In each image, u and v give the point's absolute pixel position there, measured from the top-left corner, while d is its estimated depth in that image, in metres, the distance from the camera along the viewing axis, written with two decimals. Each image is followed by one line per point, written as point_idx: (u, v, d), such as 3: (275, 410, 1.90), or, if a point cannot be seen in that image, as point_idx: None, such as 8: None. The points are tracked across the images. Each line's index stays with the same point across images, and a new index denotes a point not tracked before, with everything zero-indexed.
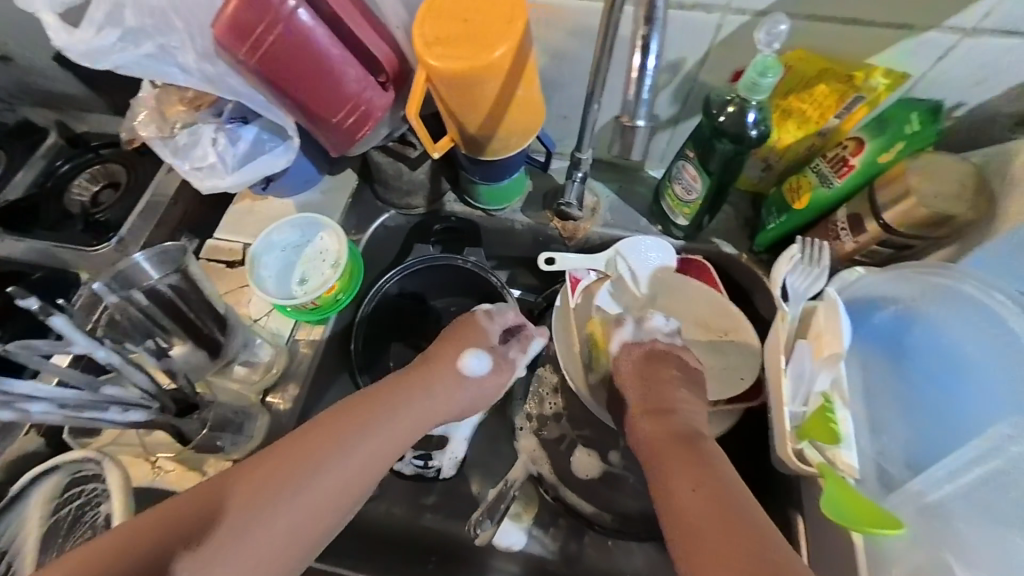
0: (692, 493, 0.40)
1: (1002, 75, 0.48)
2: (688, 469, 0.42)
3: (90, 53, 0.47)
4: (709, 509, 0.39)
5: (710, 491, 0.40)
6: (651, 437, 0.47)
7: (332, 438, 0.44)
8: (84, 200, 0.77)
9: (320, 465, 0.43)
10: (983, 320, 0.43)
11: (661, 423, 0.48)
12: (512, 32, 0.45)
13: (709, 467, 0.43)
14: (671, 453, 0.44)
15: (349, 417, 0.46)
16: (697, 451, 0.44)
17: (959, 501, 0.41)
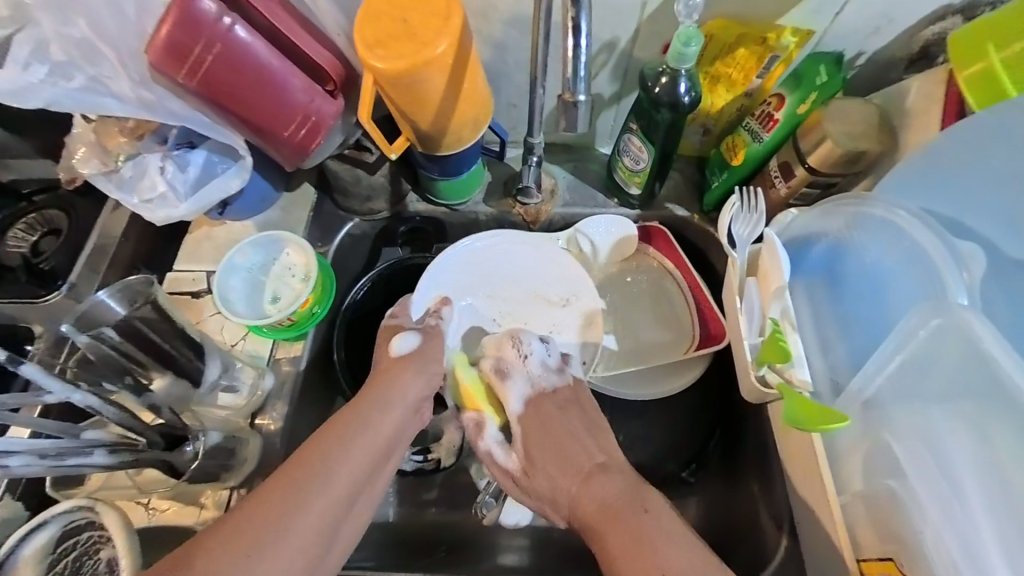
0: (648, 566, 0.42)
1: (890, 25, 0.54)
2: (636, 533, 0.45)
3: (18, 92, 0.46)
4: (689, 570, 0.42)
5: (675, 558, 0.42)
6: (603, 498, 0.49)
7: (312, 456, 0.44)
8: (21, 250, 0.71)
9: (310, 482, 0.43)
10: (893, 236, 0.47)
11: (602, 481, 0.50)
12: (450, 27, 0.46)
13: (658, 529, 0.45)
14: (614, 523, 0.46)
15: (325, 434, 0.46)
16: (636, 512, 0.46)
17: (891, 393, 0.42)
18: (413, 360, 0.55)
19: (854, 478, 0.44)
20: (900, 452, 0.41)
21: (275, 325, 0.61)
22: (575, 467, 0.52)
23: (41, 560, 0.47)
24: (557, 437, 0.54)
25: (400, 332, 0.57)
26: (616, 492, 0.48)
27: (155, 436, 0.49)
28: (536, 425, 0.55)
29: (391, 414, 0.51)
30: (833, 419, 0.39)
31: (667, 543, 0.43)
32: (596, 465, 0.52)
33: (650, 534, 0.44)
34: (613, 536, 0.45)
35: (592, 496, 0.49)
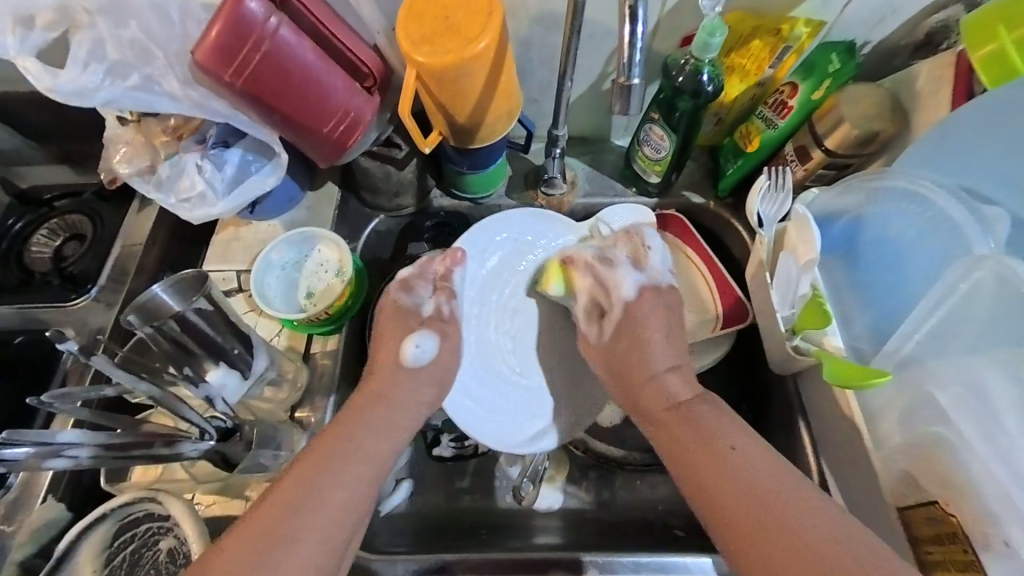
0: (741, 488, 0.43)
1: (893, 15, 0.58)
2: (729, 475, 0.44)
3: (79, 92, 0.48)
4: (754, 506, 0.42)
5: (746, 448, 0.46)
6: (673, 396, 0.51)
7: (297, 488, 0.44)
8: (47, 255, 0.71)
9: (296, 517, 0.43)
10: (917, 207, 0.50)
11: (679, 381, 0.52)
12: (493, 24, 0.48)
13: (738, 434, 0.47)
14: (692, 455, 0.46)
15: (305, 465, 0.46)
16: (717, 455, 0.46)
17: (924, 350, 0.46)
18: (429, 366, 0.56)
19: (892, 433, 0.48)
20: (944, 401, 0.44)
21: (310, 320, 0.61)
22: (641, 369, 0.53)
23: (99, 554, 0.47)
24: (651, 340, 0.54)
25: (413, 336, 0.55)
26: (686, 395, 0.51)
27: (210, 428, 0.50)
28: (646, 310, 0.55)
29: (381, 432, 0.50)
30: (870, 376, 0.43)
31: (739, 438, 0.46)
32: (665, 369, 0.53)
33: (725, 432, 0.47)
34: (708, 479, 0.45)
35: (658, 388, 0.52)
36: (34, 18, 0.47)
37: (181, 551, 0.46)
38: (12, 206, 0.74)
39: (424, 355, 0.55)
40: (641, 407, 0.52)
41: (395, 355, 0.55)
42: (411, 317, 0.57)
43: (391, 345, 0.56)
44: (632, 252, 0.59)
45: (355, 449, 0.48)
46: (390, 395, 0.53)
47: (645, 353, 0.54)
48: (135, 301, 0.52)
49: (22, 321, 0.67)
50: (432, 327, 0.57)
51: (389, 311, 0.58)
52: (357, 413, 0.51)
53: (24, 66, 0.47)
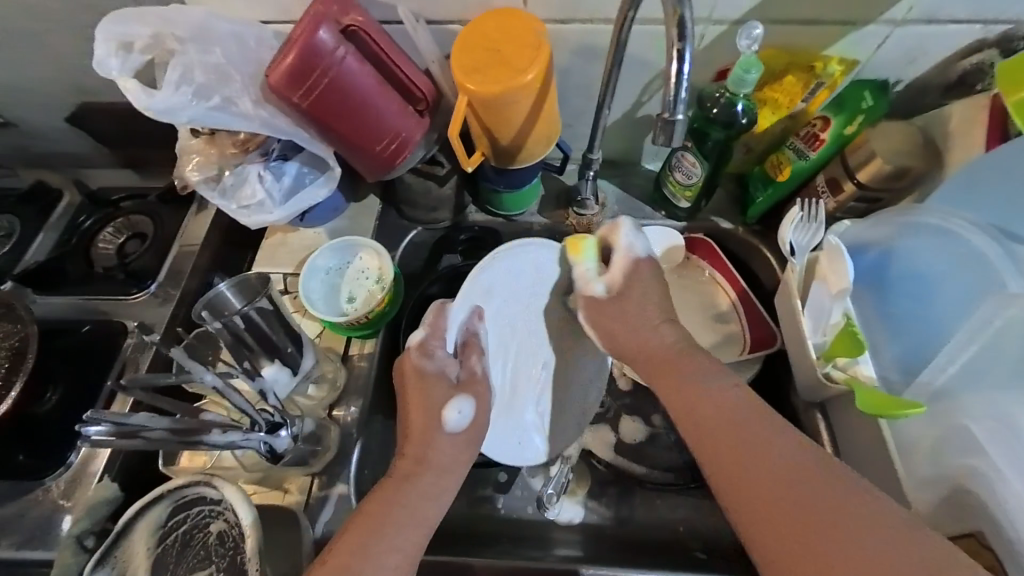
0: (708, 406, 0.49)
1: (925, 54, 0.60)
2: (692, 395, 0.50)
3: (166, 109, 0.53)
4: (731, 417, 0.47)
5: (734, 403, 0.48)
6: (675, 341, 0.56)
7: (366, 530, 0.47)
8: (111, 252, 0.77)
9: (367, 553, 0.45)
10: (947, 243, 0.52)
11: (672, 331, 0.57)
12: (541, 57, 0.52)
13: (712, 379, 0.50)
14: (666, 373, 0.53)
15: (360, 527, 0.47)
16: (686, 368, 0.53)
17: (959, 383, 0.47)
18: (468, 431, 0.58)
19: (921, 464, 0.48)
20: (978, 433, 0.45)
21: (350, 323, 0.64)
22: (646, 325, 0.58)
23: (153, 532, 0.50)
24: (629, 298, 0.59)
25: (453, 403, 0.58)
26: (673, 345, 0.55)
27: (261, 420, 0.53)
28: (638, 275, 0.60)
29: (428, 496, 0.51)
30: (904, 407, 0.45)
31: (721, 390, 0.49)
32: (662, 320, 0.57)
33: (711, 397, 0.49)
34: (669, 384, 0.52)
35: (649, 338, 0.57)
36: (133, 44, 0.53)
37: (230, 534, 0.49)
38: (84, 205, 0.81)
39: (461, 421, 0.58)
40: (642, 353, 0.57)
41: (433, 420, 0.57)
42: (441, 382, 0.59)
43: (425, 415, 0.57)
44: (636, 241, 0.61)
45: (409, 507, 0.49)
46: (429, 459, 0.54)
47: (626, 303, 0.59)
48: (205, 297, 0.60)
49: (84, 312, 0.72)
50: (465, 388, 0.60)
51: (414, 382, 0.59)
52: (399, 479, 0.52)
53: (120, 84, 0.52)
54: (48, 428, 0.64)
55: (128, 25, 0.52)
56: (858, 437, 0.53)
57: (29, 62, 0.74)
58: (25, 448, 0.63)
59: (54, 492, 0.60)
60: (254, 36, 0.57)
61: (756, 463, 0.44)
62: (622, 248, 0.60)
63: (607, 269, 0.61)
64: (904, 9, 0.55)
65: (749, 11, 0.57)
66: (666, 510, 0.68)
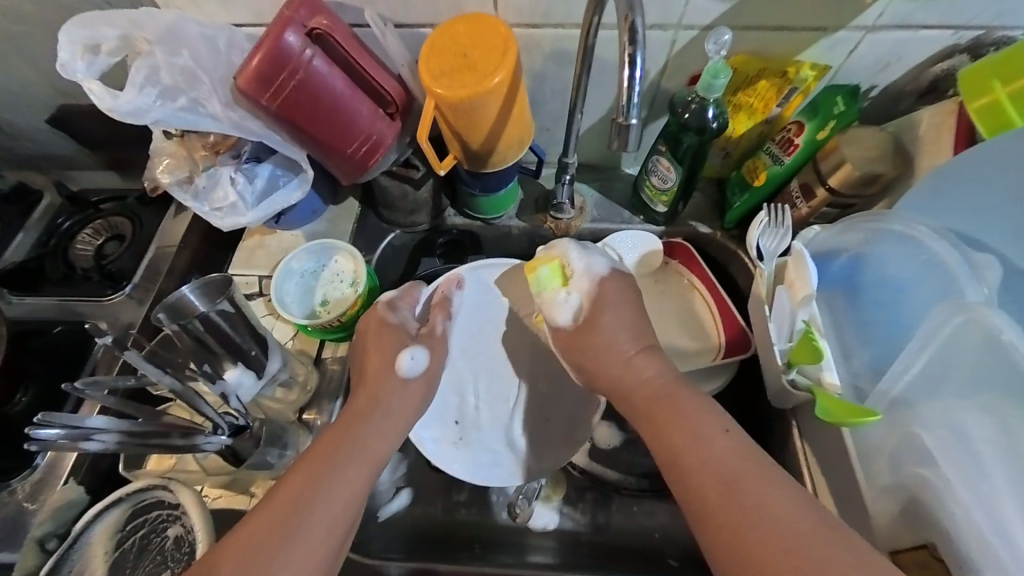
0: (700, 453, 0.45)
1: (898, 61, 0.59)
2: (686, 439, 0.47)
3: (134, 111, 0.53)
4: (727, 465, 0.44)
5: (726, 449, 0.45)
6: (657, 375, 0.53)
7: (324, 464, 0.48)
8: (89, 253, 0.77)
9: (296, 519, 0.44)
10: (911, 250, 0.51)
11: (652, 364, 0.54)
12: (507, 61, 0.52)
13: (706, 420, 0.48)
14: (659, 413, 0.50)
15: (316, 464, 0.47)
16: (677, 409, 0.49)
17: (916, 392, 0.46)
18: (422, 378, 0.58)
19: (887, 474, 0.48)
20: (929, 442, 0.44)
21: (324, 326, 0.64)
22: (616, 354, 0.55)
23: (112, 536, 0.50)
24: (610, 325, 0.55)
25: (407, 349, 0.58)
26: (663, 382, 0.52)
27: (222, 423, 0.53)
28: (609, 291, 0.57)
29: (384, 430, 0.53)
30: (864, 414, 0.44)
31: (715, 434, 0.46)
32: (638, 349, 0.55)
33: (703, 442, 0.46)
34: (661, 423, 0.49)
35: (633, 372, 0.53)
36: (100, 46, 0.53)
37: (186, 540, 0.48)
38: (64, 206, 0.81)
39: (416, 367, 0.58)
40: (624, 392, 0.54)
41: (387, 365, 0.57)
42: (402, 332, 0.60)
43: (382, 359, 0.57)
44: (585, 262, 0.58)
45: (358, 446, 0.50)
46: (381, 399, 0.54)
47: (599, 322, 0.55)
48: (165, 300, 0.58)
49: (59, 313, 0.72)
50: (422, 341, 0.60)
51: (374, 327, 0.59)
52: (350, 424, 0.52)
53: (86, 87, 0.52)
54: (17, 429, 0.64)
55: (94, 28, 0.52)
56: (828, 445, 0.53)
57: (8, 64, 0.74)
58: None
59: (21, 494, 0.60)
60: (224, 39, 0.57)
61: (755, 532, 0.40)
62: (579, 270, 0.57)
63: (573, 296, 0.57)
64: (875, 15, 0.55)
65: (718, 16, 0.57)
66: (641, 518, 0.67)
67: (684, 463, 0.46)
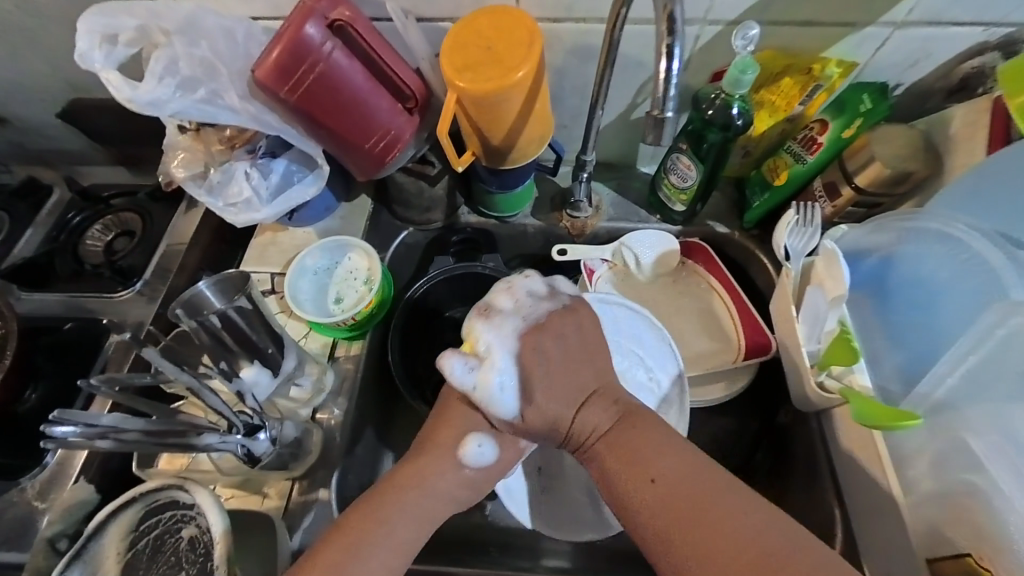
0: (650, 491, 0.43)
1: (926, 59, 0.58)
2: (638, 475, 0.44)
3: (153, 102, 0.52)
4: (667, 503, 0.42)
5: (667, 480, 0.43)
6: (600, 426, 0.48)
7: (341, 553, 0.43)
8: (99, 249, 0.76)
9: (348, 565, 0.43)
10: (951, 249, 0.50)
11: (596, 414, 0.49)
12: (532, 55, 0.51)
13: (655, 458, 0.45)
14: (609, 455, 0.47)
15: (337, 547, 0.44)
16: (625, 447, 0.46)
17: (959, 395, 0.45)
18: (477, 475, 0.50)
19: (920, 478, 0.47)
20: (978, 447, 0.43)
21: (338, 325, 0.63)
22: (557, 426, 0.50)
23: (124, 536, 0.48)
24: (550, 379, 0.50)
25: (475, 438, 0.50)
26: (609, 423, 0.48)
27: (238, 422, 0.52)
28: (540, 366, 0.50)
29: (414, 522, 0.46)
30: (902, 418, 0.44)
31: (665, 463, 0.44)
32: (574, 407, 0.50)
33: (652, 467, 0.44)
34: (613, 463, 0.46)
35: (578, 427, 0.49)
36: (119, 36, 0.52)
37: (202, 541, 0.47)
38: (73, 201, 0.80)
39: (481, 458, 0.51)
40: (573, 443, 0.50)
41: (452, 450, 0.50)
42: (481, 416, 0.52)
43: (451, 434, 0.51)
44: (484, 344, 0.50)
45: (387, 536, 0.45)
46: (427, 482, 0.48)
47: (542, 409, 0.49)
48: (183, 296, 0.58)
49: (69, 309, 0.71)
50: (500, 434, 0.52)
51: (456, 399, 0.53)
52: (409, 466, 0.49)
53: (104, 77, 0.51)
54: (26, 426, 0.63)
55: (112, 17, 0.51)
56: (855, 448, 0.52)
57: (18, 56, 0.73)
58: (1, 447, 0.62)
59: (30, 492, 0.59)
60: (242, 31, 0.57)
61: (728, 543, 0.39)
62: (485, 341, 0.51)
63: (477, 373, 0.49)
64: (905, 11, 0.54)
65: (745, 12, 0.56)
66: None
67: (637, 504, 0.44)
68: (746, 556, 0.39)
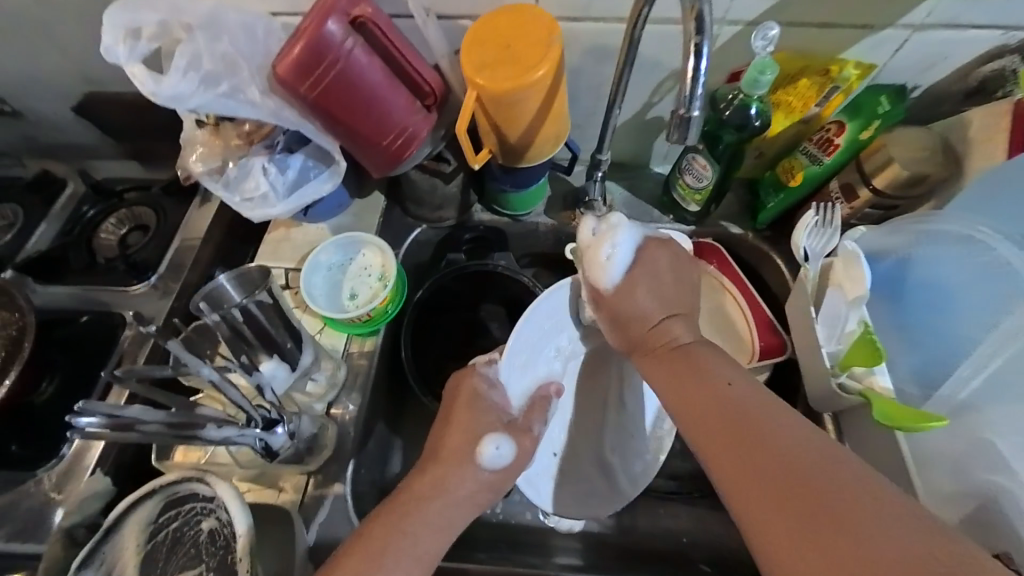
0: (716, 397, 0.43)
1: (944, 62, 0.58)
2: (708, 394, 0.44)
3: (174, 97, 0.52)
4: (736, 411, 0.42)
5: (744, 387, 0.43)
6: (682, 338, 0.49)
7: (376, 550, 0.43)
8: (113, 243, 0.76)
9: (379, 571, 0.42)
10: (970, 251, 0.50)
11: (681, 326, 0.50)
12: (553, 53, 0.51)
13: (727, 368, 0.45)
14: (675, 369, 0.47)
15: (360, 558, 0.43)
16: (690, 364, 0.47)
17: (984, 394, 0.47)
18: (500, 474, 0.52)
19: (938, 479, 0.47)
20: (1004, 448, 0.44)
21: (353, 320, 0.63)
22: (641, 322, 0.51)
23: (144, 528, 0.49)
24: (661, 276, 0.52)
25: (491, 439, 0.52)
26: (690, 337, 0.49)
27: (256, 416, 0.52)
28: (653, 259, 0.53)
29: (436, 531, 0.46)
30: (927, 420, 0.43)
31: (733, 373, 0.45)
32: (664, 316, 0.51)
33: (723, 381, 0.44)
34: (682, 377, 0.46)
35: (660, 334, 0.50)
36: (140, 31, 0.52)
37: (221, 534, 0.48)
38: (87, 195, 0.80)
39: (500, 458, 0.52)
40: (644, 354, 0.51)
41: (468, 450, 0.51)
42: (492, 414, 0.54)
43: (464, 439, 0.51)
44: (600, 232, 0.53)
45: (410, 546, 0.44)
46: (446, 488, 0.49)
47: (634, 295, 0.51)
48: (204, 289, 0.59)
49: (83, 302, 0.71)
50: (511, 431, 0.54)
51: (464, 400, 0.53)
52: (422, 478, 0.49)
53: (127, 71, 0.51)
54: (43, 418, 0.64)
55: (135, 11, 0.51)
56: (870, 449, 0.52)
57: (34, 49, 0.73)
58: (17, 439, 0.62)
59: (46, 483, 0.59)
60: (262, 28, 0.57)
61: (789, 468, 0.37)
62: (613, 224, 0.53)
63: (590, 250, 0.54)
64: (924, 14, 0.54)
65: (765, 12, 0.56)
66: (668, 521, 0.66)
67: (700, 407, 0.44)
68: (809, 486, 0.36)
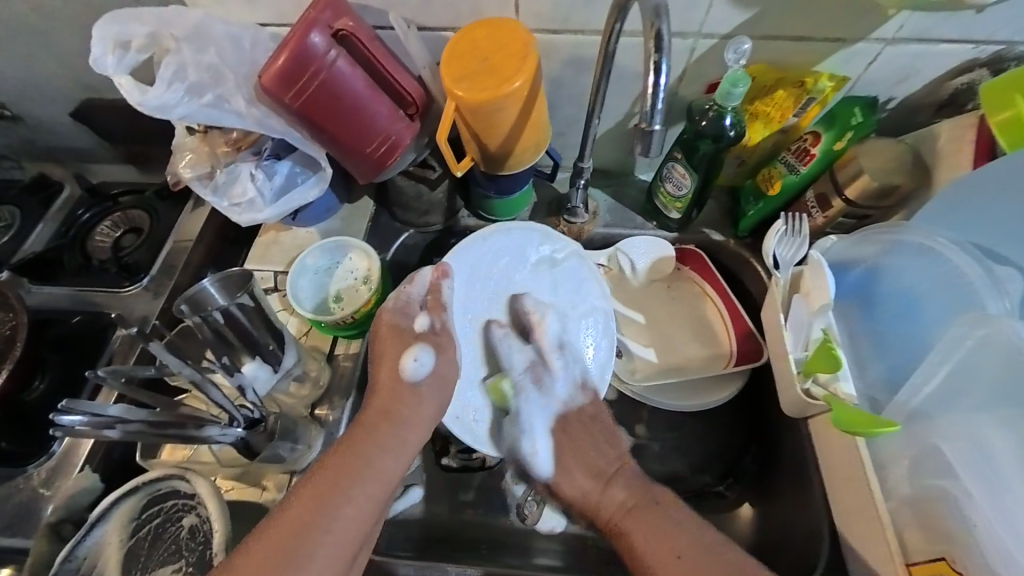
0: (679, 563, 0.47)
1: (916, 75, 0.60)
2: (669, 561, 0.48)
3: (162, 106, 0.54)
4: (702, 572, 0.46)
5: (689, 551, 0.48)
6: (624, 502, 0.54)
7: (309, 510, 0.44)
8: (107, 245, 0.77)
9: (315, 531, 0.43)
10: (934, 263, 0.51)
11: (619, 489, 0.55)
12: (528, 66, 0.53)
13: (672, 531, 0.50)
14: (638, 520, 0.51)
15: (315, 491, 0.45)
16: (657, 513, 0.51)
17: (935, 403, 0.47)
18: (430, 383, 0.55)
19: (899, 483, 0.48)
20: (950, 456, 0.45)
21: (337, 323, 0.64)
22: (586, 499, 0.56)
23: (126, 526, 0.50)
24: (569, 455, 0.59)
25: (412, 351, 0.55)
26: (629, 496, 0.54)
27: (238, 416, 0.53)
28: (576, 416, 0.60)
29: (388, 456, 0.50)
30: (879, 425, 0.45)
31: (680, 542, 0.49)
32: (612, 473, 0.57)
33: (671, 545, 0.48)
34: (634, 525, 0.51)
35: (611, 497, 0.55)
36: (130, 42, 0.54)
37: (201, 530, 0.49)
38: (82, 198, 0.82)
39: (422, 369, 0.55)
40: (592, 505, 0.55)
41: (395, 371, 0.55)
42: (406, 333, 0.57)
43: (390, 364, 0.55)
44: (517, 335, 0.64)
45: (353, 502, 0.46)
46: (391, 416, 0.52)
47: (571, 478, 0.58)
48: (187, 292, 0.60)
49: (75, 303, 0.73)
50: (431, 344, 0.57)
51: (386, 331, 0.57)
52: (367, 432, 0.51)
53: (117, 82, 0.53)
54: (35, 416, 0.65)
55: (125, 24, 0.53)
56: (837, 454, 0.53)
57: (34, 58, 0.75)
58: (7, 435, 0.64)
59: (35, 480, 0.61)
60: (250, 38, 0.59)
61: None
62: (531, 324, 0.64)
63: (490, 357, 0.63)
64: (895, 28, 0.55)
65: (738, 26, 0.57)
66: None
67: (672, 574, 0.47)
68: None
